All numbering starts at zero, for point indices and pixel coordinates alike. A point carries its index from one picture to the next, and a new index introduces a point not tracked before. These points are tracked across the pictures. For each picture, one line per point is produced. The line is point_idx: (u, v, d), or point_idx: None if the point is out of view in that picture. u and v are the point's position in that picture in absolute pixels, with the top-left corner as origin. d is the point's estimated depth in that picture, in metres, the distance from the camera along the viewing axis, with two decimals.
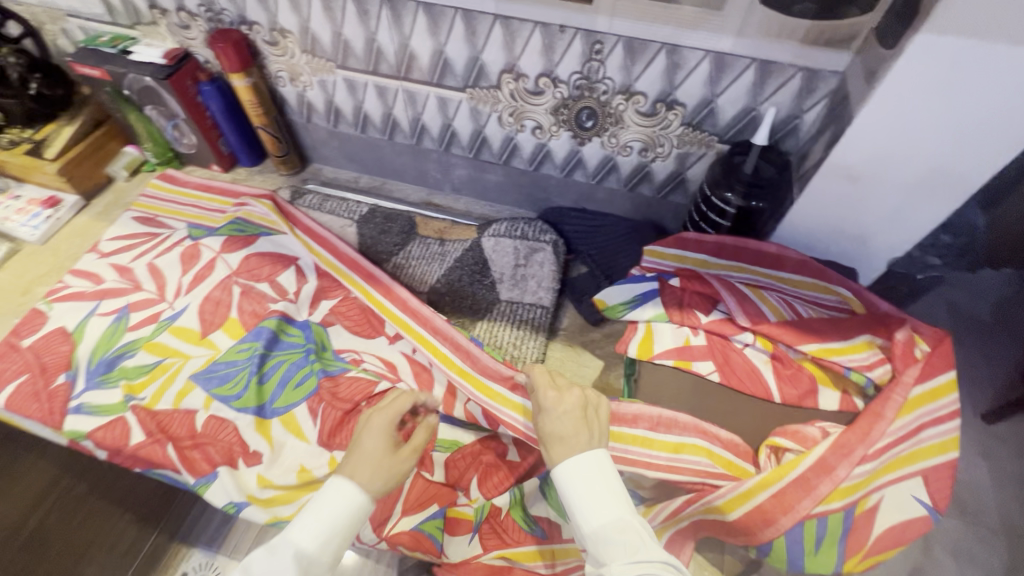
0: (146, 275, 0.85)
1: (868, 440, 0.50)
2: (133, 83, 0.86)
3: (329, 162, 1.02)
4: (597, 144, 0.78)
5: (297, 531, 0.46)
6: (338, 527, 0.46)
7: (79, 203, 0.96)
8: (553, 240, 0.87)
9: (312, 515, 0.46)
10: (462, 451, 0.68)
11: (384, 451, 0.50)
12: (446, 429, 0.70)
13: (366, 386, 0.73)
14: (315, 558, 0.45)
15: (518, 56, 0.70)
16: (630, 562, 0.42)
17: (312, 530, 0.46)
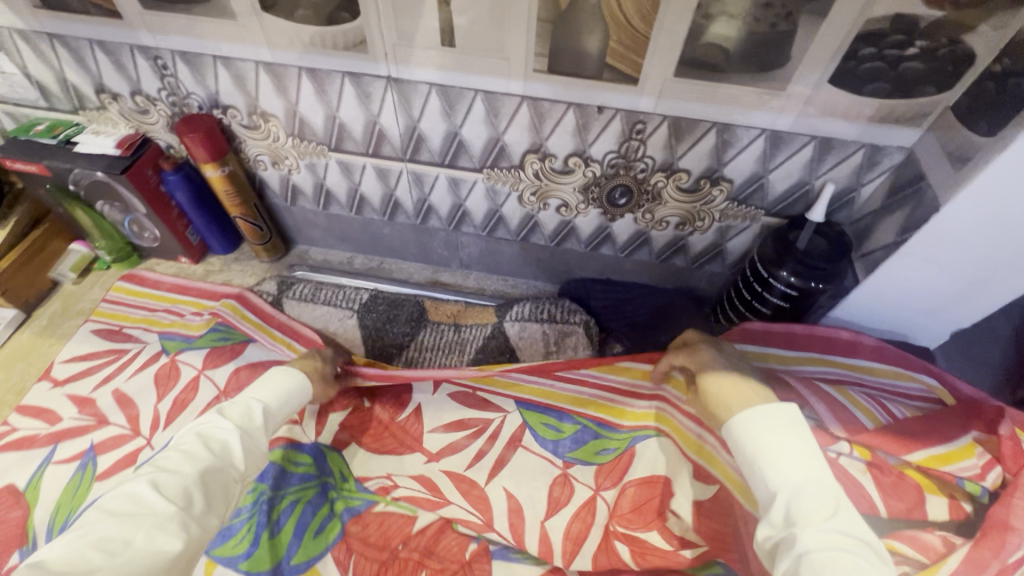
0: (113, 405, 0.72)
1: (1005, 555, 0.43)
2: (79, 178, 0.74)
3: (317, 243, 0.91)
4: (629, 220, 0.72)
5: (260, 393, 0.54)
6: (294, 394, 0.57)
7: (18, 316, 0.81)
8: (584, 321, 0.79)
9: (271, 385, 0.56)
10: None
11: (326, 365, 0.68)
12: (504, 565, 0.61)
13: (404, 524, 0.64)
14: (273, 413, 0.54)
15: (547, 136, 0.62)
16: (827, 526, 0.38)
17: (275, 390, 0.55)
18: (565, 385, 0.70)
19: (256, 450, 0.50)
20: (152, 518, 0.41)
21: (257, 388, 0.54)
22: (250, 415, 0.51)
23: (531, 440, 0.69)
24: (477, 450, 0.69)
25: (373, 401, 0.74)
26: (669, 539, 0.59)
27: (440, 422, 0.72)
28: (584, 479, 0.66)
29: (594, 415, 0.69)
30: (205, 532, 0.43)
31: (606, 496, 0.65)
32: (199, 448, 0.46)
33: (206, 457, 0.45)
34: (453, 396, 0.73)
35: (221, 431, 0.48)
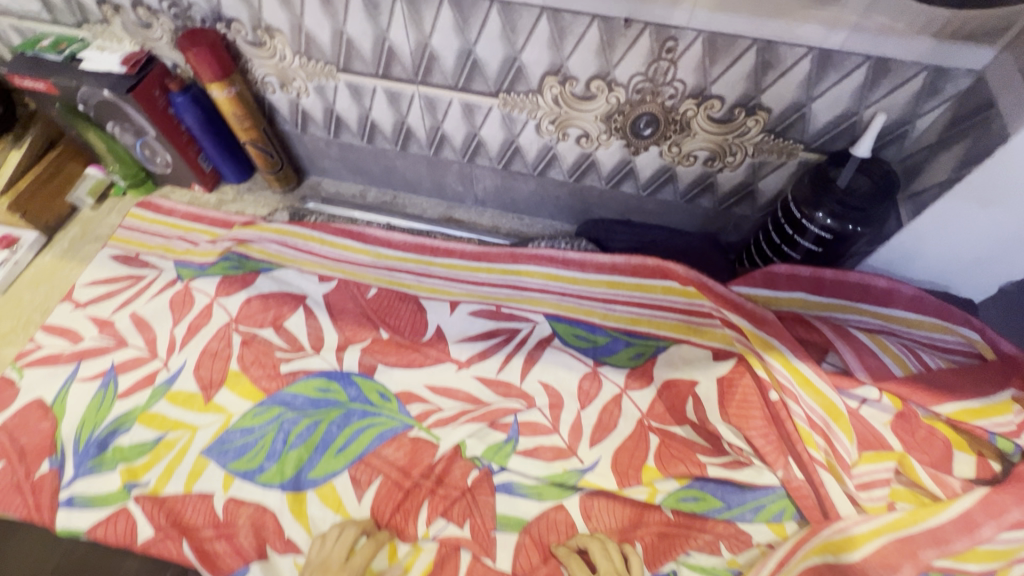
0: (131, 328, 0.74)
1: None
2: (88, 98, 0.72)
3: (330, 175, 0.89)
4: (654, 154, 0.67)
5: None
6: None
7: (39, 240, 0.81)
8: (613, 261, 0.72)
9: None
10: (528, 528, 0.59)
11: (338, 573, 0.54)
12: (507, 502, 0.61)
13: (427, 450, 0.65)
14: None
15: (568, 56, 0.57)
16: None
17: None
18: (594, 301, 0.72)
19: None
20: None
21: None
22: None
23: (563, 345, 0.71)
24: (506, 353, 0.72)
25: (390, 331, 0.75)
26: (698, 432, 0.59)
27: (464, 333, 0.74)
28: (612, 378, 0.67)
29: (622, 327, 0.70)
30: None
31: (634, 397, 0.65)
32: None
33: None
34: (475, 315, 0.75)
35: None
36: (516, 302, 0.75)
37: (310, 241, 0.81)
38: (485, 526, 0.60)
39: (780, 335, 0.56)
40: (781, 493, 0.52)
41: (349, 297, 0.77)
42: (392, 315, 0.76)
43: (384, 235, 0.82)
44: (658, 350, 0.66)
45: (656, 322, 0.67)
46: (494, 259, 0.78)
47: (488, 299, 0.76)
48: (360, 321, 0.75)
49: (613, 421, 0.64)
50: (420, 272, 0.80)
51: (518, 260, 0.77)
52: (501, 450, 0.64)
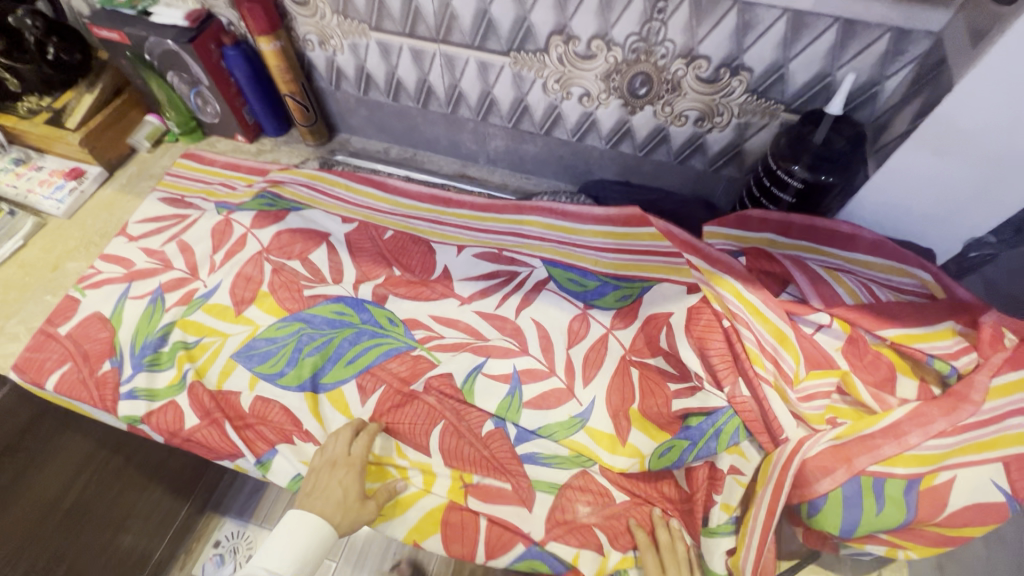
0: (177, 253, 0.83)
1: (952, 415, 0.48)
2: (154, 48, 0.82)
3: (357, 132, 0.98)
4: (649, 113, 0.73)
5: (271, 562, 0.58)
6: (307, 557, 0.59)
7: (102, 174, 0.92)
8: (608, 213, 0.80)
9: (286, 548, 0.59)
10: (564, 492, 0.65)
11: (355, 494, 0.63)
12: (535, 471, 0.66)
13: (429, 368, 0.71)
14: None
15: (571, 16, 0.65)
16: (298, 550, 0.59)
17: (290, 559, 0.58)
18: (588, 249, 0.79)
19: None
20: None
21: (269, 556, 0.58)
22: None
23: (556, 288, 0.78)
24: (505, 292, 0.79)
25: (402, 269, 0.83)
26: (668, 361, 0.64)
27: (469, 273, 0.81)
28: (600, 319, 0.73)
29: (611, 272, 0.76)
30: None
31: (620, 335, 0.71)
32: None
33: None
34: (478, 257, 0.82)
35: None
36: (517, 248, 0.82)
37: (336, 187, 0.90)
38: (522, 487, 0.66)
39: (732, 272, 0.60)
40: (732, 414, 0.55)
41: (368, 238, 0.85)
42: (406, 254, 0.84)
43: (404, 185, 0.91)
44: (643, 290, 0.72)
45: (640, 266, 0.75)
46: (502, 210, 0.86)
47: (490, 244, 0.83)
48: (376, 260, 0.83)
49: (601, 358, 0.70)
50: (432, 219, 0.87)
51: (522, 211, 0.85)
52: (512, 405, 0.68)
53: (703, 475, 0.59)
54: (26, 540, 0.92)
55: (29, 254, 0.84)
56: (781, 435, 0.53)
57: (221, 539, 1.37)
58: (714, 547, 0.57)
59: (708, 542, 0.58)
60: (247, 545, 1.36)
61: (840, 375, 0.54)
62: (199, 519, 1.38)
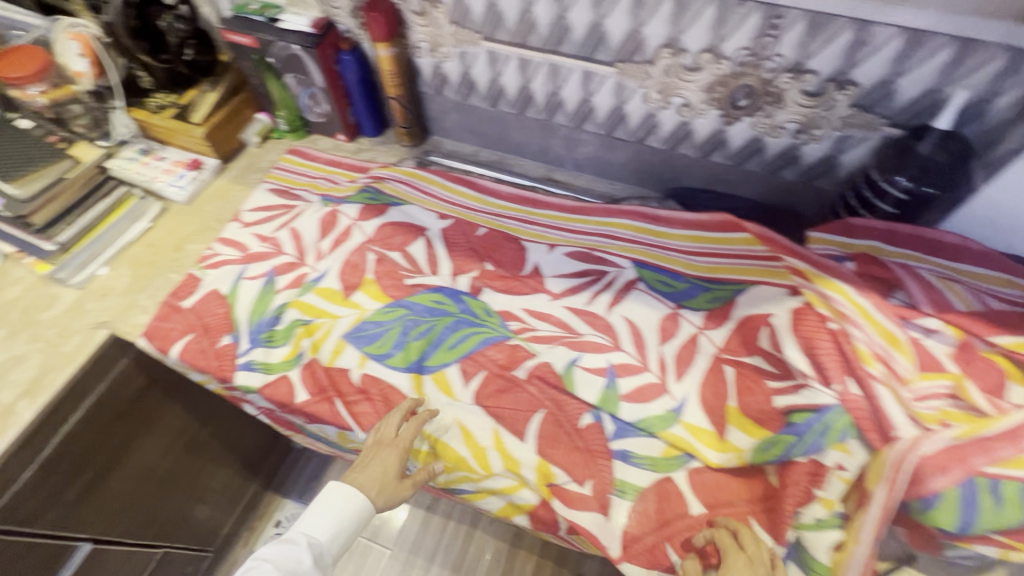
0: (287, 239, 0.89)
1: None
2: (279, 52, 0.90)
3: (450, 135, 1.03)
4: (746, 124, 0.77)
5: (311, 529, 0.70)
6: (341, 528, 0.70)
7: (218, 165, 1.00)
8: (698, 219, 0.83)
9: (324, 518, 0.70)
10: (644, 495, 0.67)
11: (393, 476, 0.71)
12: (625, 469, 0.68)
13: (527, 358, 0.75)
14: (324, 551, 0.69)
15: (684, 30, 0.69)
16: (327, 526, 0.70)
17: (326, 528, 0.69)
18: (677, 252, 0.82)
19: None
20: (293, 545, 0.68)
21: (310, 523, 0.70)
22: (300, 555, 0.67)
23: (646, 289, 0.81)
24: (596, 290, 0.82)
25: (495, 265, 0.87)
26: (767, 360, 0.67)
27: (560, 270, 0.85)
28: (691, 319, 0.76)
29: (702, 275, 0.79)
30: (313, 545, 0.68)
31: (711, 336, 0.74)
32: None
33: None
34: (569, 256, 0.86)
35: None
36: (607, 249, 0.86)
37: (432, 186, 0.95)
38: (605, 487, 0.68)
39: (839, 275, 0.62)
40: (841, 411, 0.57)
41: (463, 233, 0.90)
42: (498, 250, 0.88)
43: (495, 187, 0.96)
44: (736, 293, 0.74)
45: (731, 270, 0.76)
46: (591, 213, 0.90)
47: (581, 244, 0.87)
48: (469, 255, 0.88)
49: (691, 356, 0.73)
50: (522, 219, 0.92)
51: (612, 214, 0.89)
52: (610, 398, 0.71)
53: (804, 471, 0.59)
54: (126, 505, 0.97)
55: (154, 235, 0.91)
56: (893, 432, 0.54)
57: (280, 518, 1.43)
58: (820, 540, 0.58)
59: (810, 536, 0.59)
60: None
61: (953, 379, 0.56)
62: (263, 496, 1.44)
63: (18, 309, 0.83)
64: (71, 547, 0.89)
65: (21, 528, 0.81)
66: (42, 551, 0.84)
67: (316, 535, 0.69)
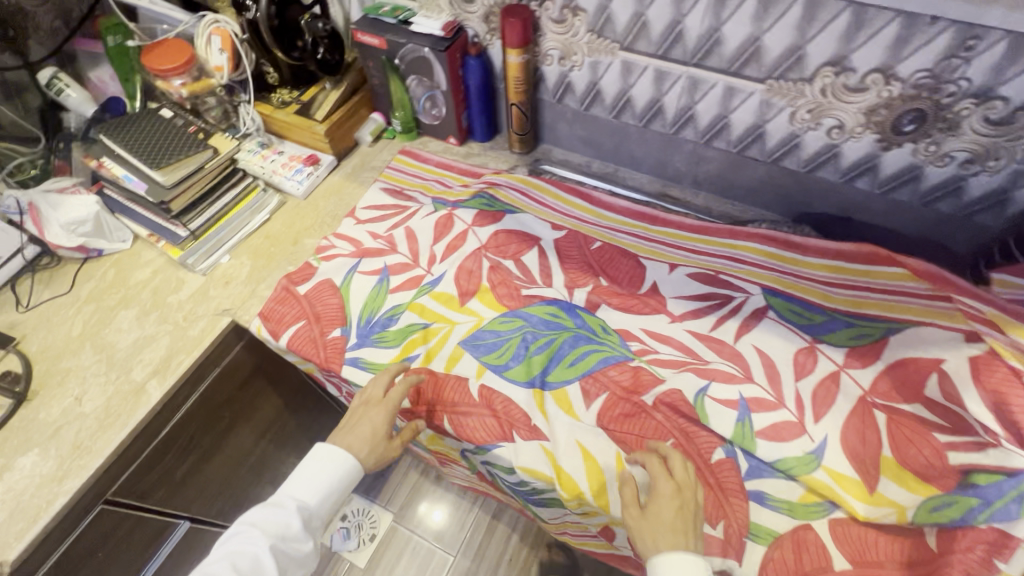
0: (402, 239, 0.89)
1: None
2: (406, 54, 0.90)
3: (561, 144, 1.01)
4: (906, 151, 0.71)
5: (300, 492, 0.70)
6: (331, 491, 0.70)
7: (332, 163, 1.01)
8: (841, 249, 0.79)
9: (313, 480, 0.70)
10: (779, 543, 0.63)
11: (383, 437, 0.72)
12: (759, 511, 0.65)
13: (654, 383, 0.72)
14: (313, 514, 0.69)
15: (856, 48, 0.64)
16: (318, 491, 0.70)
17: (313, 491, 0.70)
18: (812, 282, 0.78)
19: (296, 548, 0.67)
20: (285, 508, 0.68)
21: (299, 486, 0.70)
22: (288, 519, 0.68)
23: (777, 318, 0.76)
24: (720, 315, 0.78)
25: (610, 280, 0.84)
26: (931, 411, 0.61)
27: (681, 291, 0.81)
28: (829, 355, 0.71)
29: (844, 309, 0.74)
30: (304, 508, 0.69)
31: (854, 375, 0.68)
32: (232, 567, 0.63)
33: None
34: (692, 277, 0.82)
35: (252, 549, 0.64)
36: (733, 272, 0.81)
37: (545, 195, 0.94)
38: (738, 528, 0.64)
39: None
40: None
41: (577, 244, 0.88)
42: (614, 266, 0.85)
43: (611, 200, 0.93)
44: (888, 332, 0.69)
45: (878, 306, 0.72)
46: (714, 233, 0.86)
47: (706, 266, 0.83)
48: (583, 268, 0.85)
49: (831, 396, 0.68)
50: (639, 235, 0.89)
51: (737, 236, 0.85)
52: (744, 433, 0.67)
53: (976, 541, 0.54)
54: (223, 486, 0.99)
55: (272, 227, 0.93)
56: None
57: (348, 514, 1.34)
58: None
59: None
60: (370, 523, 1.34)
61: None
62: None
63: (148, 291, 0.86)
64: (172, 523, 0.92)
65: (138, 503, 0.83)
66: (150, 525, 0.87)
67: (304, 498, 0.69)
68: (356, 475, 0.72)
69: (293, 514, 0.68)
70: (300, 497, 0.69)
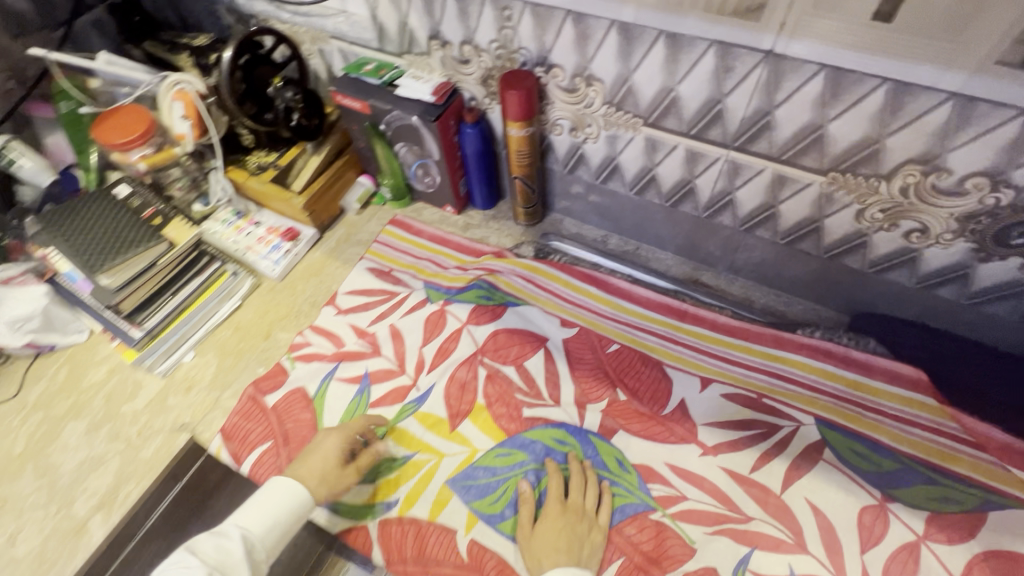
0: (387, 339, 0.77)
1: None
2: (393, 120, 0.77)
3: (574, 215, 0.88)
4: (1011, 265, 0.56)
5: (245, 518, 0.57)
6: (279, 518, 0.58)
7: (314, 236, 0.90)
8: (918, 377, 0.64)
9: (259, 505, 0.58)
10: None
11: (335, 464, 0.63)
12: None
13: (679, 548, 0.59)
14: (257, 545, 0.56)
15: (955, 147, 0.49)
16: (267, 516, 0.58)
17: (262, 517, 0.58)
18: (879, 416, 0.64)
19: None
20: (229, 538, 0.55)
21: (245, 512, 0.58)
22: (228, 548, 0.54)
23: (837, 460, 0.62)
24: (763, 450, 0.63)
25: (629, 394, 0.70)
26: None
27: (714, 415, 0.67)
28: (906, 520, 0.57)
29: (923, 458, 0.60)
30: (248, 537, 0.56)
31: (938, 551, 0.55)
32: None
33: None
34: (728, 398, 0.68)
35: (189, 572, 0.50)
36: (779, 395, 0.67)
37: (554, 282, 0.81)
38: None
39: None
40: None
41: (590, 347, 0.74)
42: (634, 377, 0.71)
43: (633, 287, 0.80)
44: (986, 503, 0.56)
45: (965, 462, 0.59)
46: (755, 340, 0.72)
47: (747, 385, 0.69)
48: (598, 378, 0.72)
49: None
50: (665, 334, 0.75)
51: (785, 346, 0.71)
52: None
53: None
54: None
55: (244, 317, 0.83)
56: None
57: None
58: None
59: None
60: None
61: None
62: None
63: (102, 397, 0.76)
64: None
65: None
66: None
67: (249, 524, 0.57)
68: (305, 512, 0.60)
69: (239, 540, 0.55)
70: (246, 523, 0.57)
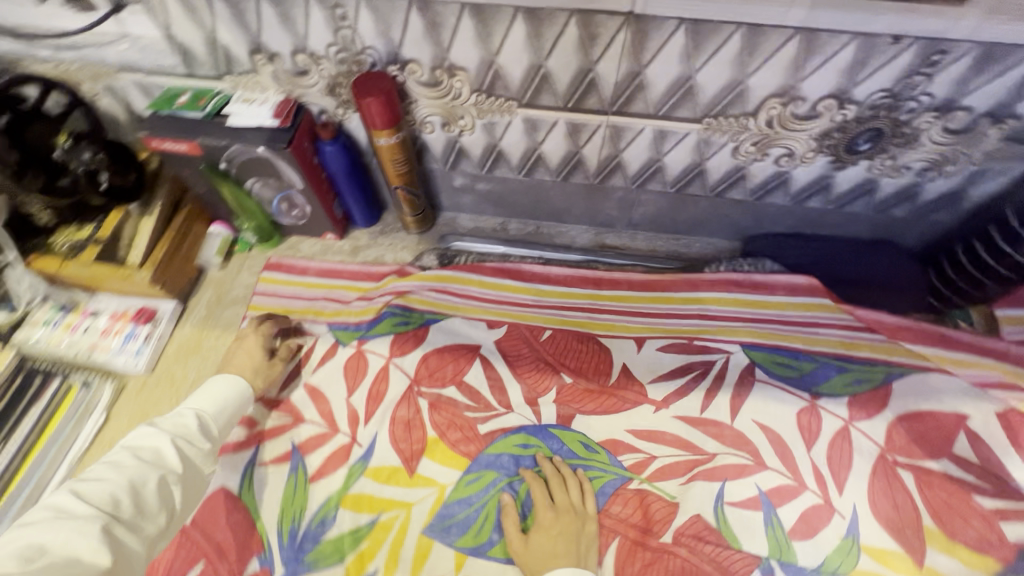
0: (306, 401, 0.68)
1: None
2: (236, 155, 0.65)
3: (467, 210, 0.83)
4: (861, 168, 0.63)
5: (196, 402, 0.57)
6: (230, 400, 0.58)
7: (177, 309, 0.75)
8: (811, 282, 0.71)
9: (204, 393, 0.58)
10: None
11: (262, 359, 0.65)
12: None
13: (664, 507, 0.61)
14: (212, 421, 0.56)
15: (806, 76, 0.53)
16: (214, 399, 0.57)
17: (211, 398, 0.57)
18: (789, 326, 0.70)
19: (194, 450, 0.53)
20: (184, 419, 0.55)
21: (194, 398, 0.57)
22: (183, 422, 0.54)
23: (767, 377, 0.67)
24: (707, 388, 0.68)
25: (574, 376, 0.70)
26: (963, 467, 0.58)
27: (657, 371, 0.69)
28: (833, 410, 0.64)
29: (832, 352, 0.68)
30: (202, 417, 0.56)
31: (863, 429, 0.62)
32: (129, 458, 0.49)
33: (135, 468, 0.49)
34: (664, 350, 0.71)
35: (151, 439, 0.51)
36: (707, 334, 0.71)
37: (468, 285, 0.76)
38: None
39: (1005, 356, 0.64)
40: None
41: (524, 342, 0.72)
42: (574, 357, 0.71)
43: (547, 267, 0.78)
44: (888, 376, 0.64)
45: (866, 346, 0.67)
46: (671, 288, 0.75)
47: (676, 333, 0.72)
48: (541, 369, 0.70)
49: (846, 458, 0.61)
50: (590, 305, 0.76)
51: (698, 286, 0.75)
52: (780, 541, 0.58)
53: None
54: None
55: (116, 430, 0.68)
56: None
57: None
58: None
59: None
60: None
61: None
62: None
63: None
64: None
65: None
66: None
67: (199, 404, 0.56)
68: (248, 395, 0.61)
69: (193, 413, 0.55)
70: (196, 403, 0.57)
